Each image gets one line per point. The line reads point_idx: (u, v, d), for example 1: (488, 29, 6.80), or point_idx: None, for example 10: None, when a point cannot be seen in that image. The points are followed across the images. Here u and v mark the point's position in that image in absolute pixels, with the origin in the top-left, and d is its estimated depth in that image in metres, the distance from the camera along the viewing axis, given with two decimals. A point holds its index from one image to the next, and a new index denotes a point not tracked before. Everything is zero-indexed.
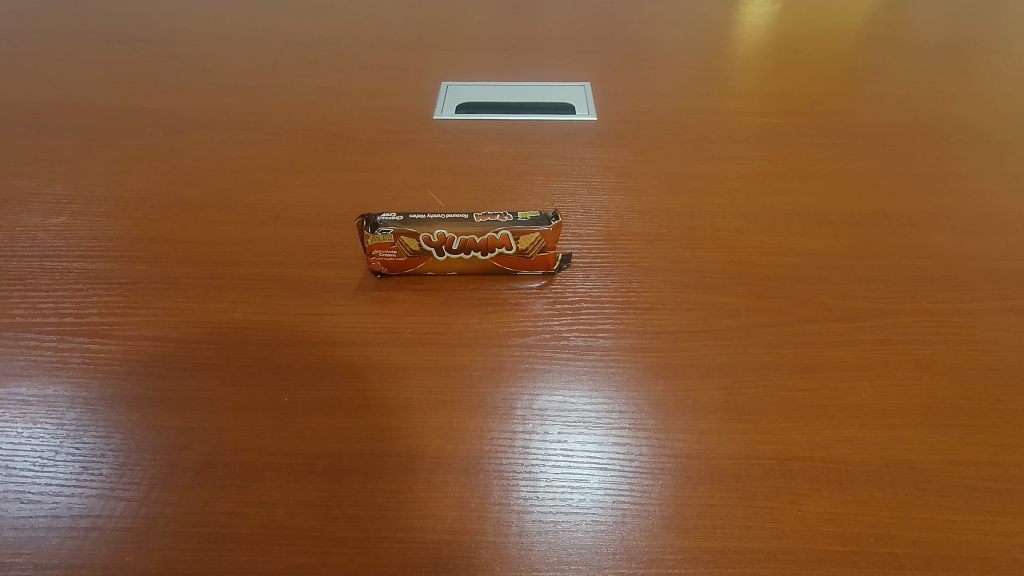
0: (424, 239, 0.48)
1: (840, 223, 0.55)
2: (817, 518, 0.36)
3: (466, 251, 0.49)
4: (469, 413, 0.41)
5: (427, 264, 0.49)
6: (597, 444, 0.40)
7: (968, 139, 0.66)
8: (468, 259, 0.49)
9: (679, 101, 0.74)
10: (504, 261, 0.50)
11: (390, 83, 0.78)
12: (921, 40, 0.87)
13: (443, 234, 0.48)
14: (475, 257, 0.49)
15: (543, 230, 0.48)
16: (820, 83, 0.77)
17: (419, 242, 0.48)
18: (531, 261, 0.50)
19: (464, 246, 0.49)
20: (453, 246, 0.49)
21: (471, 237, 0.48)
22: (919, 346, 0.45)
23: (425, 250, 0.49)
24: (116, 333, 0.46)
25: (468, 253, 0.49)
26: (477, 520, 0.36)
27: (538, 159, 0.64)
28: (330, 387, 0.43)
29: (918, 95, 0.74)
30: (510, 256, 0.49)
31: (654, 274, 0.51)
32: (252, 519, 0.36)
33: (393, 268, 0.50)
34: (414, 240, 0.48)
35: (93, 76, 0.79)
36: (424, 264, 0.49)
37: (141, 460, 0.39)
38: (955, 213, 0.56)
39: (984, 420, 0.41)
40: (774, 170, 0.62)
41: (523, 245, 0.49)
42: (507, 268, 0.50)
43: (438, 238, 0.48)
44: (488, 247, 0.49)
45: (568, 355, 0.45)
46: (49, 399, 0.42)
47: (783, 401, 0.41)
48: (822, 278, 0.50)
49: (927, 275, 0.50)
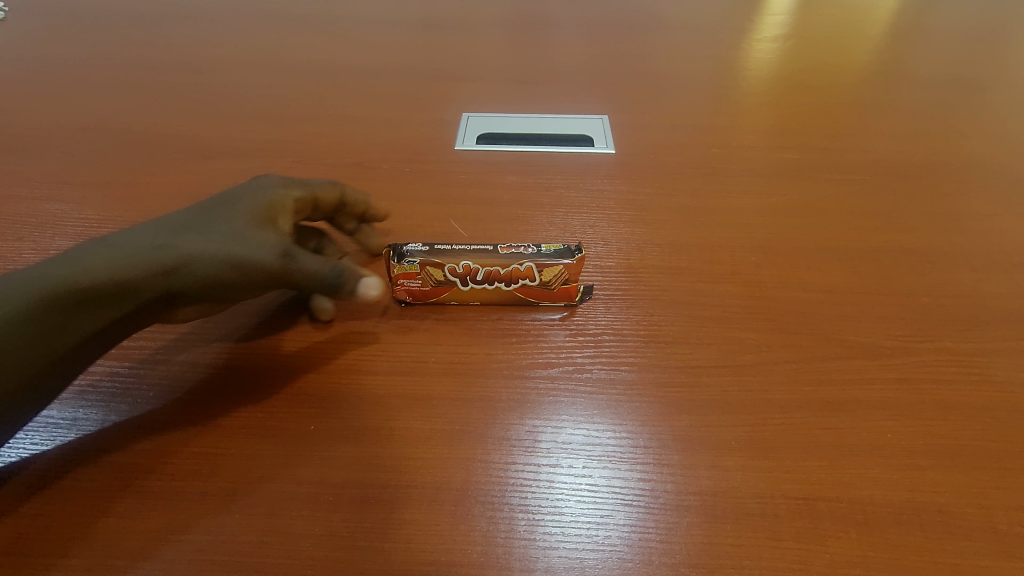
0: (449, 269, 0.49)
1: (858, 259, 0.56)
2: (844, 561, 0.36)
3: (490, 281, 0.49)
4: (493, 445, 0.41)
5: (451, 294, 0.50)
6: (621, 480, 0.40)
7: (985, 177, 0.67)
8: (492, 289, 0.50)
9: (695, 134, 0.75)
10: (527, 293, 0.50)
11: (412, 113, 0.80)
12: (934, 78, 0.88)
13: (467, 265, 0.49)
14: (498, 288, 0.50)
15: (566, 263, 0.49)
16: (834, 118, 0.78)
17: (444, 272, 0.49)
18: (553, 293, 0.50)
19: (488, 277, 0.49)
20: (477, 277, 0.49)
21: (495, 269, 0.49)
22: (943, 386, 0.45)
23: (450, 280, 0.49)
24: (145, 357, 0.47)
25: (493, 283, 0.49)
26: (501, 555, 0.36)
27: (558, 191, 0.65)
28: (355, 416, 0.43)
29: (931, 132, 0.75)
30: (532, 287, 0.50)
31: (675, 307, 0.51)
32: (279, 548, 0.36)
33: (417, 298, 0.50)
34: (439, 269, 0.49)
35: (123, 102, 0.81)
36: (447, 293, 0.50)
37: (170, 485, 0.39)
38: (974, 252, 0.57)
39: (1010, 464, 0.40)
40: (790, 205, 0.63)
41: (546, 277, 0.49)
42: (529, 299, 0.51)
43: (462, 268, 0.49)
44: (512, 278, 0.49)
45: (590, 388, 0.45)
46: (284, 293, 0.53)
47: (807, 439, 0.42)
48: (841, 314, 0.50)
49: (947, 314, 0.50)
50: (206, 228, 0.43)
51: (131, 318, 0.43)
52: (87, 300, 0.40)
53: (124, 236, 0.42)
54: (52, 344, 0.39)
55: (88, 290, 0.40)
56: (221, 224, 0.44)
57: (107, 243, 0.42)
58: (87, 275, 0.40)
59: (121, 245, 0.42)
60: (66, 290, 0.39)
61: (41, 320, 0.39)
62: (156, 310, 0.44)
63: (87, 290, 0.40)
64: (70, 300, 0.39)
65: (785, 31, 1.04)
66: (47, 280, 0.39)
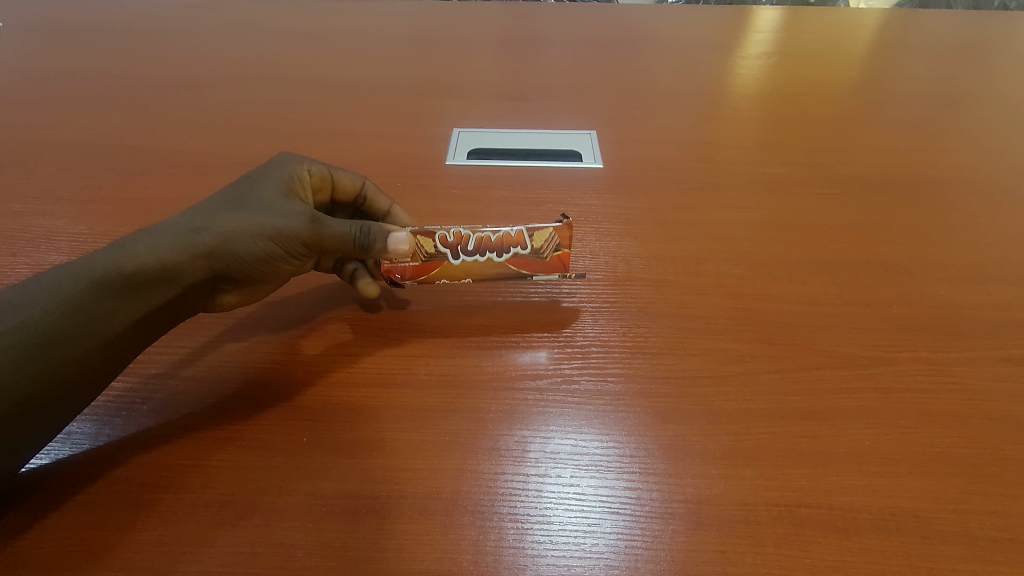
0: (439, 239, 0.50)
1: (839, 272, 0.57)
2: (823, 565, 0.37)
3: (482, 251, 0.51)
4: (483, 456, 0.42)
5: (442, 268, 0.51)
6: (608, 488, 0.41)
7: (962, 190, 0.69)
8: (483, 262, 0.51)
9: (680, 149, 0.77)
10: (519, 262, 0.51)
11: (403, 129, 0.81)
12: (914, 94, 0.91)
13: (458, 233, 0.50)
14: (490, 259, 0.51)
15: (555, 227, 0.50)
16: (816, 134, 0.80)
17: (435, 243, 0.50)
18: (544, 262, 0.51)
19: (479, 246, 0.50)
20: (469, 246, 0.50)
21: (486, 236, 0.50)
22: (919, 395, 0.46)
23: (441, 252, 0.50)
24: (139, 371, 0.47)
25: (484, 253, 0.51)
26: (491, 564, 0.37)
27: (546, 205, 0.66)
28: (348, 427, 0.44)
29: (910, 147, 0.77)
30: (524, 255, 0.51)
31: (660, 319, 0.53)
32: (272, 559, 0.37)
33: (408, 276, 0.51)
34: (429, 241, 0.50)
35: (116, 117, 0.82)
36: (439, 268, 0.51)
37: (163, 498, 0.40)
38: (950, 263, 0.59)
39: (985, 470, 0.42)
40: (773, 219, 0.64)
41: (537, 244, 0.51)
42: (521, 270, 0.52)
43: (454, 237, 0.50)
44: (504, 245, 0.50)
45: (578, 399, 0.46)
46: (295, 300, 0.54)
47: (789, 447, 0.43)
48: (822, 325, 0.52)
49: (924, 324, 0.52)
50: (238, 208, 0.47)
51: (179, 301, 0.45)
52: (138, 283, 0.42)
53: (165, 224, 0.46)
54: (107, 324, 0.41)
55: (139, 274, 0.42)
56: (249, 203, 0.48)
57: (149, 232, 0.45)
58: (140, 260, 0.43)
59: (163, 233, 0.45)
60: (115, 275, 0.41)
61: (93, 303, 0.40)
62: (202, 292, 0.46)
63: (140, 273, 0.42)
64: (121, 285, 0.41)
65: (769, 48, 1.07)
66: (98, 267, 0.42)
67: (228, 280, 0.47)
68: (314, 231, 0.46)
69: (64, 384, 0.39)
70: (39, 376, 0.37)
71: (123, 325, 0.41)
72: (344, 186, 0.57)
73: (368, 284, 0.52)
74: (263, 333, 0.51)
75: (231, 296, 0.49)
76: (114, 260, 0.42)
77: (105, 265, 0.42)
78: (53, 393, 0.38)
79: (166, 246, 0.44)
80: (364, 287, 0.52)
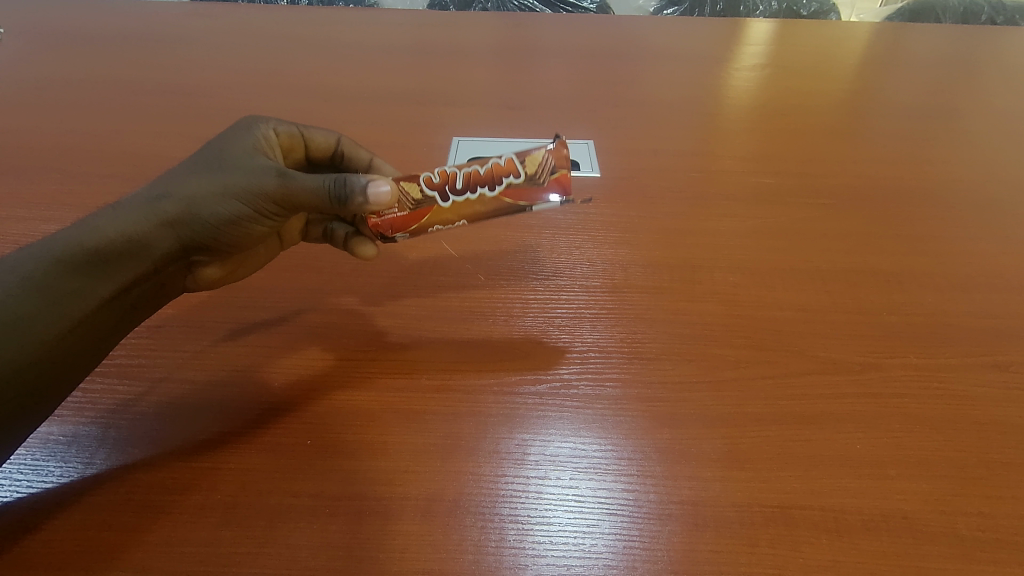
0: (425, 182, 0.49)
1: (830, 280, 0.59)
2: (816, 564, 0.38)
3: (472, 187, 0.49)
4: (484, 458, 0.43)
5: (432, 213, 0.50)
6: (606, 490, 0.42)
7: (950, 201, 0.71)
8: (475, 199, 0.50)
9: (675, 159, 0.78)
10: (514, 193, 0.50)
11: (403, 137, 0.82)
12: (903, 106, 0.93)
13: (443, 172, 0.49)
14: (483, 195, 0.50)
15: (545, 149, 0.49)
16: (808, 145, 0.82)
17: (421, 188, 0.49)
18: (542, 189, 0.50)
19: (468, 182, 0.49)
20: (457, 185, 0.49)
21: (474, 170, 0.49)
22: (908, 400, 0.48)
23: (429, 196, 0.49)
24: (145, 375, 0.48)
25: (475, 188, 0.49)
26: (492, 564, 0.38)
27: (545, 213, 0.68)
28: (351, 430, 0.45)
29: (900, 158, 0.79)
30: (519, 184, 0.49)
31: (657, 325, 0.54)
32: (277, 560, 0.38)
33: (398, 226, 0.50)
34: (414, 186, 0.49)
35: (118, 125, 0.83)
36: (430, 213, 0.50)
37: (169, 499, 0.40)
38: (938, 272, 0.60)
39: (972, 473, 0.43)
40: (767, 228, 0.66)
41: (530, 170, 0.49)
42: (520, 202, 0.50)
43: (439, 177, 0.49)
44: (495, 177, 0.49)
45: (577, 404, 0.47)
46: (299, 305, 0.55)
47: (782, 450, 0.44)
48: (814, 332, 0.53)
49: (913, 331, 0.53)
50: (202, 172, 0.48)
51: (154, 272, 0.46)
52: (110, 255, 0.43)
53: (131, 196, 0.46)
54: (89, 297, 0.42)
55: (110, 246, 0.43)
56: (213, 165, 0.48)
57: (113, 208, 0.46)
58: (110, 232, 0.44)
59: (126, 206, 0.45)
60: (80, 251, 0.42)
61: (63, 281, 0.41)
62: (177, 260, 0.47)
63: (111, 245, 0.43)
64: (88, 261, 0.42)
65: (763, 61, 1.09)
66: (65, 245, 0.42)
67: (202, 246, 0.48)
68: (280, 185, 0.46)
69: (46, 365, 0.40)
70: (19, 359, 0.39)
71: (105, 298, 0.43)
72: (317, 144, 0.59)
73: (365, 246, 0.55)
74: (269, 338, 0.52)
75: (209, 263, 0.50)
76: (83, 236, 0.43)
77: (77, 241, 0.43)
78: (28, 372, 0.40)
79: (133, 216, 0.45)
80: (362, 250, 0.55)
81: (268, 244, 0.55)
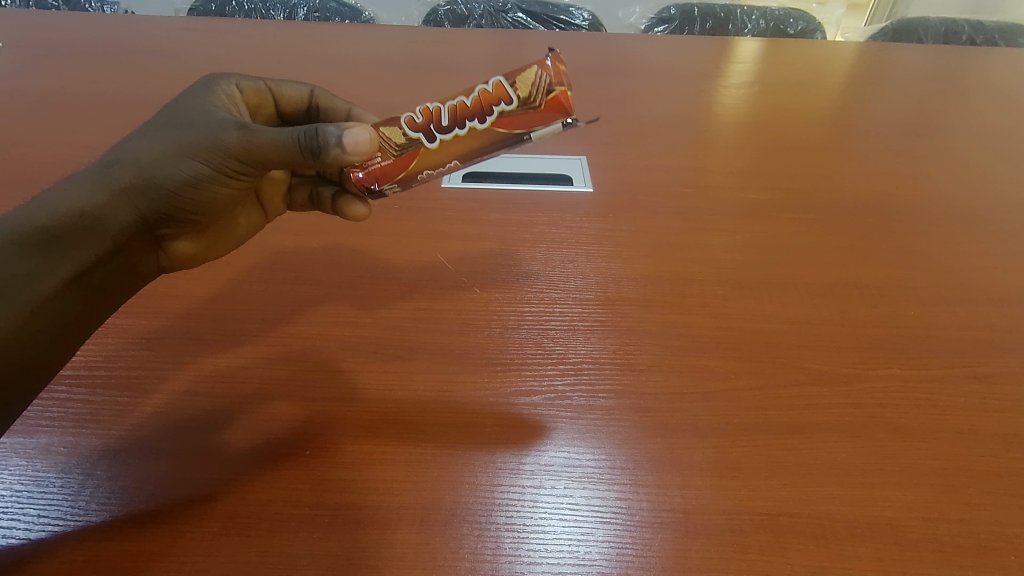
0: (409, 124, 0.50)
1: (816, 293, 0.60)
2: (803, 569, 0.39)
3: (460, 122, 0.50)
4: (480, 468, 0.44)
5: (420, 156, 0.51)
6: (599, 499, 0.43)
7: (931, 216, 0.73)
8: (465, 133, 0.50)
9: (666, 174, 0.80)
10: (507, 121, 0.49)
11: None
12: (885, 123, 0.96)
13: (427, 111, 0.50)
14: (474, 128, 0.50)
15: (535, 68, 0.48)
16: (794, 161, 0.84)
17: (405, 131, 0.51)
18: (540, 111, 0.49)
19: (454, 116, 0.50)
20: (443, 121, 0.50)
21: (458, 104, 0.50)
22: (891, 410, 0.49)
23: (415, 139, 0.51)
24: (145, 387, 0.49)
25: (463, 121, 0.50)
26: (490, 571, 0.39)
27: (539, 227, 0.69)
28: (349, 440, 0.46)
29: (883, 174, 0.82)
30: (513, 111, 0.49)
31: (649, 338, 0.55)
32: (277, 567, 0.38)
33: (386, 176, 0.52)
34: (395, 130, 0.51)
35: (117, 139, 0.84)
36: (417, 156, 0.51)
37: (170, 509, 0.41)
38: (920, 285, 0.62)
39: (952, 480, 0.44)
40: (755, 243, 0.67)
41: (522, 94, 0.48)
42: (518, 129, 0.50)
43: (423, 117, 0.50)
44: (484, 107, 0.49)
45: (572, 415, 0.48)
46: (298, 317, 0.56)
47: (770, 460, 0.45)
48: (800, 344, 0.54)
49: (897, 343, 0.55)
50: (157, 135, 0.49)
51: (117, 244, 0.48)
52: (71, 231, 0.46)
53: (88, 168, 0.48)
54: (49, 279, 0.44)
55: (68, 222, 0.45)
56: (168, 127, 0.49)
57: (70, 180, 0.48)
58: (69, 209, 0.46)
59: (82, 179, 0.48)
60: (37, 229, 0.44)
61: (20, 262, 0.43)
62: (140, 229, 0.49)
63: (70, 221, 0.46)
64: (44, 240, 0.44)
65: (750, 78, 1.12)
66: (20, 224, 0.44)
67: (165, 212, 0.50)
68: (239, 139, 0.46)
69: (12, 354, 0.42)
70: None
71: (66, 279, 0.45)
72: (287, 96, 0.61)
73: (357, 206, 0.60)
74: (268, 350, 0.52)
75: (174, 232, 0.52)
76: (40, 214, 0.45)
77: (35, 218, 0.45)
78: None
79: (88, 189, 0.47)
80: (354, 210, 0.60)
81: (247, 212, 0.59)
